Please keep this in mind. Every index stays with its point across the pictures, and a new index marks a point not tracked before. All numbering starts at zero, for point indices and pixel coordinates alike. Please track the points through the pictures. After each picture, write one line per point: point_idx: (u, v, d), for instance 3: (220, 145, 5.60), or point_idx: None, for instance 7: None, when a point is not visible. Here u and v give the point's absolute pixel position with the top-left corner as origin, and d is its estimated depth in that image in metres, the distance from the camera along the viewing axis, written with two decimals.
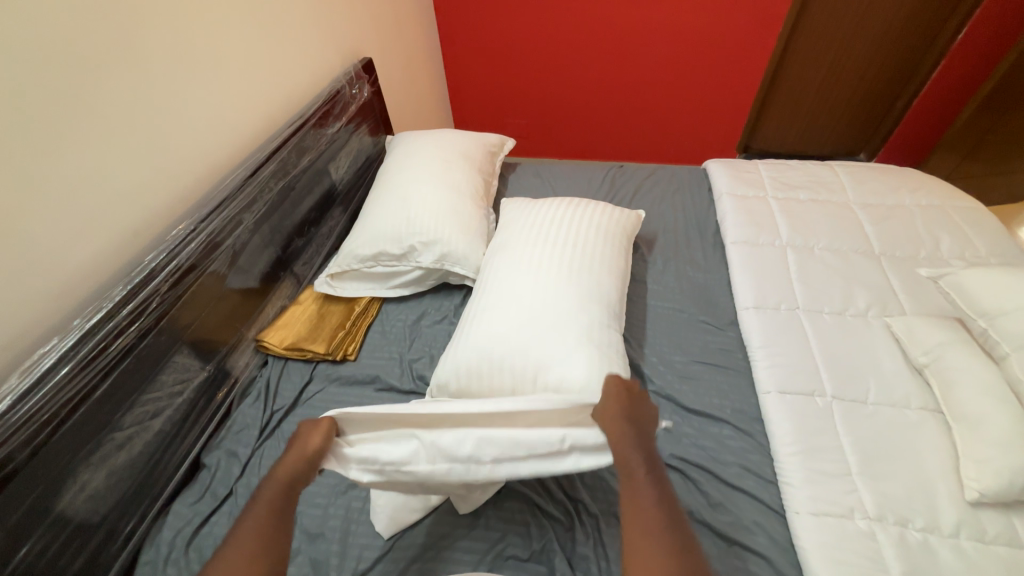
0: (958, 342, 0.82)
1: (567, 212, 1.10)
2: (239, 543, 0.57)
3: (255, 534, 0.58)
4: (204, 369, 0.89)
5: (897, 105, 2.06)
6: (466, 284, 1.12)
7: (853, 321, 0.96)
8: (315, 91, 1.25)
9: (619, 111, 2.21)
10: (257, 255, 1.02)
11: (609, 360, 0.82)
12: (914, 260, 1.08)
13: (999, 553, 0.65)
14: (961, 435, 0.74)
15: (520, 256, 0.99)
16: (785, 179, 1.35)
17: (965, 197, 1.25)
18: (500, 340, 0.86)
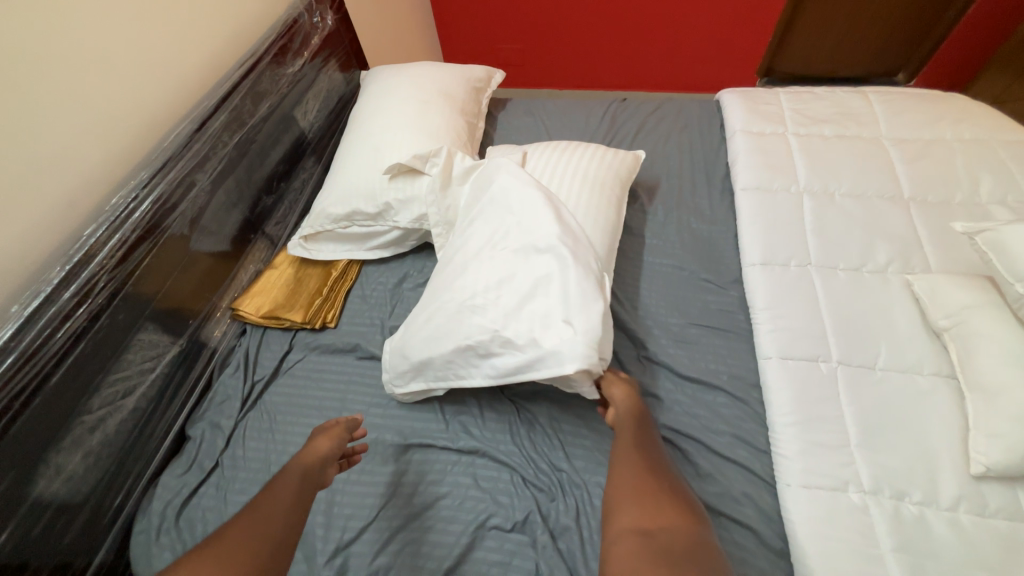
0: (985, 305, 0.74)
1: (557, 162, 0.99)
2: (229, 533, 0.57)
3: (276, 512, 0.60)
4: (175, 343, 0.85)
5: (949, 15, 1.78)
6: None
7: (869, 278, 0.88)
8: (269, 21, 1.09)
9: (627, 31, 1.95)
10: (221, 217, 0.94)
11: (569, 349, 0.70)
12: (947, 205, 0.97)
13: (997, 528, 0.63)
14: (976, 405, 0.69)
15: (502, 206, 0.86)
16: (808, 112, 1.19)
17: (1016, 128, 1.09)
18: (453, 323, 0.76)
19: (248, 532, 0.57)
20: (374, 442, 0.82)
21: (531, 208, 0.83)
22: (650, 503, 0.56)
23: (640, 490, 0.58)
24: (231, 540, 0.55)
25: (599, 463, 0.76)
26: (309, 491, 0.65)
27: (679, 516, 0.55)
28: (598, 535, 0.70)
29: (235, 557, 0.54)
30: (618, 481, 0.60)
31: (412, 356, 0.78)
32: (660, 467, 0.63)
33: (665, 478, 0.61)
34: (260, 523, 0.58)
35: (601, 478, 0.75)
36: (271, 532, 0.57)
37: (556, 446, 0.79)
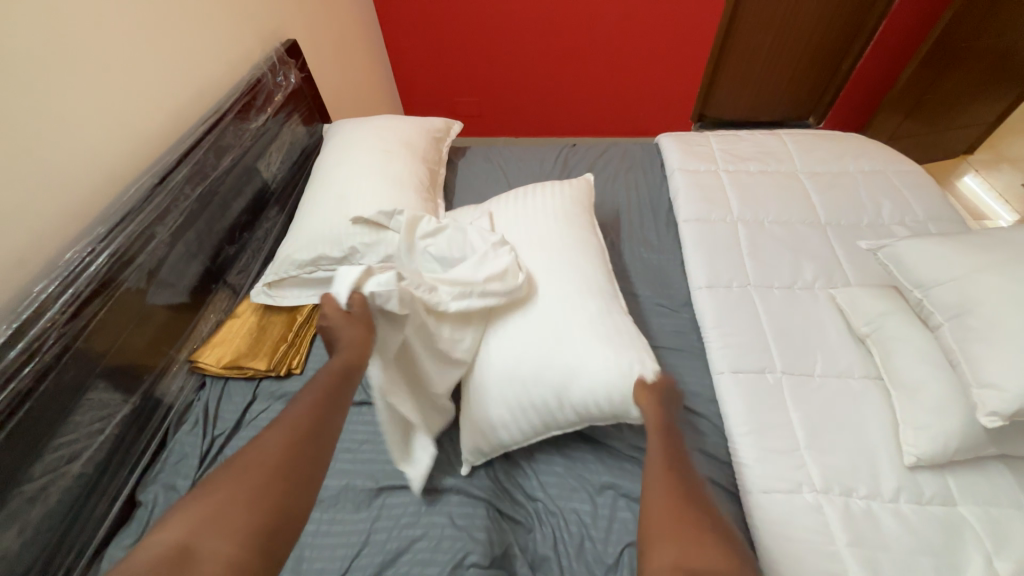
0: (897, 311, 0.84)
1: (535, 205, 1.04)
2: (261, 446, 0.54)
3: (310, 405, 0.59)
4: (128, 401, 0.82)
5: (843, 68, 2.08)
6: None
7: (800, 294, 0.97)
8: (232, 81, 1.13)
9: (573, 85, 2.14)
10: (180, 269, 0.93)
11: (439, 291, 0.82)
12: (858, 228, 1.11)
13: (934, 514, 0.69)
14: (900, 402, 0.76)
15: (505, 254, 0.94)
16: (735, 151, 1.34)
17: (905, 160, 1.28)
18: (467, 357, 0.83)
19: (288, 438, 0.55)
20: (345, 487, 0.80)
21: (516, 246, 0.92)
22: (686, 540, 0.52)
23: (680, 527, 0.54)
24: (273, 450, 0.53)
25: (572, 490, 0.78)
26: (343, 387, 0.64)
27: (722, 560, 0.51)
28: (576, 561, 0.70)
29: (280, 471, 0.52)
30: (655, 517, 0.56)
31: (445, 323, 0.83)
32: (700, 499, 0.58)
33: (709, 515, 0.55)
34: (302, 432, 0.56)
35: (575, 503, 0.76)
36: (314, 437, 0.56)
37: (530, 476, 0.80)
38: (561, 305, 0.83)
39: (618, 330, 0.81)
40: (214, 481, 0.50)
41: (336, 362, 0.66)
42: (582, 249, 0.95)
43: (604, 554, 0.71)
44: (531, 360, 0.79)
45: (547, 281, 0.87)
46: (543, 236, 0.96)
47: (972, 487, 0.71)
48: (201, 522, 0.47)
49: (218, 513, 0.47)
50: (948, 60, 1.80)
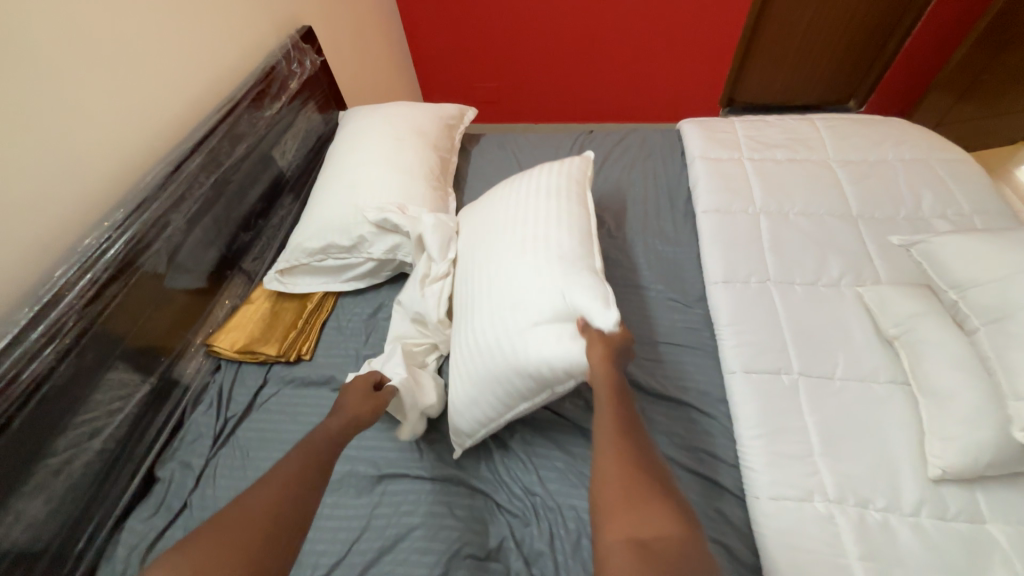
0: (932, 313, 0.78)
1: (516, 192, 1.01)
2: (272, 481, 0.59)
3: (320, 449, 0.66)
4: (146, 382, 0.85)
5: (889, 47, 1.93)
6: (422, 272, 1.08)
7: (825, 291, 0.92)
8: (247, 69, 1.14)
9: (595, 69, 2.07)
10: (196, 255, 0.96)
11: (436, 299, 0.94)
12: (893, 221, 1.03)
13: (959, 531, 0.65)
14: (927, 411, 0.71)
15: (470, 260, 0.90)
16: (762, 138, 1.27)
17: (952, 148, 1.18)
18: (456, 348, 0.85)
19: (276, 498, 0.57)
20: (348, 473, 0.81)
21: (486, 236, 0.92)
22: (641, 515, 0.51)
23: (624, 496, 0.53)
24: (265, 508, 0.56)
25: (571, 486, 0.76)
26: (333, 451, 0.67)
27: (666, 524, 0.51)
28: (571, 558, 0.70)
29: (271, 529, 0.55)
30: (606, 497, 0.54)
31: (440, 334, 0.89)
32: (646, 466, 0.56)
33: (658, 485, 0.54)
34: (311, 471, 0.62)
35: (574, 500, 0.75)
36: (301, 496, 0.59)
37: (529, 470, 0.79)
38: (517, 283, 0.79)
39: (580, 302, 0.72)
40: (205, 535, 0.53)
41: (344, 417, 0.72)
42: (557, 223, 0.87)
43: None
44: (494, 337, 0.77)
45: (508, 266, 0.82)
46: (502, 223, 0.91)
47: (1005, 504, 0.66)
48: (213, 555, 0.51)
49: (215, 563, 0.51)
50: (1011, 36, 1.63)
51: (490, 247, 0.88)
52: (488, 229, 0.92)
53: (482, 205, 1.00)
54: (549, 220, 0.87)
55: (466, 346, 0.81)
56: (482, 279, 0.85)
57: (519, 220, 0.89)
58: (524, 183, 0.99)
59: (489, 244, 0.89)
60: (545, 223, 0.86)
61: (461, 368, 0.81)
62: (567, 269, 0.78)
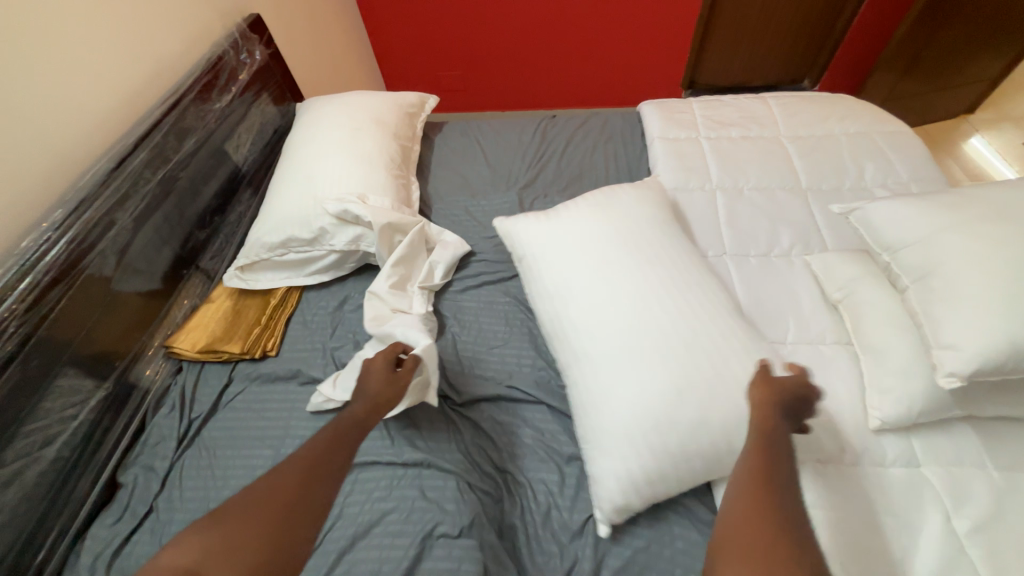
0: (869, 276, 0.83)
1: (598, 212, 0.94)
2: (290, 463, 0.61)
3: (341, 429, 0.66)
4: (101, 386, 0.83)
5: (837, 27, 2.01)
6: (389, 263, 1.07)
7: (776, 262, 0.96)
8: (191, 60, 1.10)
9: (557, 54, 2.07)
10: (148, 255, 0.93)
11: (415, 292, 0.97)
12: (839, 192, 1.08)
13: (897, 475, 0.70)
14: (867, 366, 0.76)
15: (604, 299, 0.80)
16: (717, 117, 1.30)
17: (892, 121, 1.24)
18: (580, 410, 0.77)
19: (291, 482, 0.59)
20: None
21: (583, 270, 0.85)
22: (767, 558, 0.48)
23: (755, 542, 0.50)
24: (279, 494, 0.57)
25: (540, 461, 0.79)
26: (357, 433, 0.67)
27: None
28: (542, 529, 0.72)
29: (282, 517, 0.56)
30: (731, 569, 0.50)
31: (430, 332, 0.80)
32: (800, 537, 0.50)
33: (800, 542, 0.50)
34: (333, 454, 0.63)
35: (543, 474, 0.77)
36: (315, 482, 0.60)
37: (500, 449, 0.81)
38: (692, 338, 0.74)
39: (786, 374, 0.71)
40: (225, 511, 0.56)
41: (369, 399, 0.71)
42: (689, 268, 0.85)
43: (570, 521, 0.72)
44: (646, 377, 0.72)
45: (663, 319, 0.76)
46: (625, 255, 0.85)
47: (936, 448, 0.71)
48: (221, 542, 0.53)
49: (228, 542, 0.53)
50: (946, 12, 1.71)
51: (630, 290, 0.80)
52: (599, 265, 0.84)
53: (573, 235, 0.90)
54: (686, 266, 0.85)
55: (635, 403, 0.71)
56: (603, 319, 0.79)
57: (649, 264, 0.84)
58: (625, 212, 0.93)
59: (619, 287, 0.81)
60: (671, 269, 0.84)
61: (611, 420, 0.72)
62: (750, 344, 0.76)
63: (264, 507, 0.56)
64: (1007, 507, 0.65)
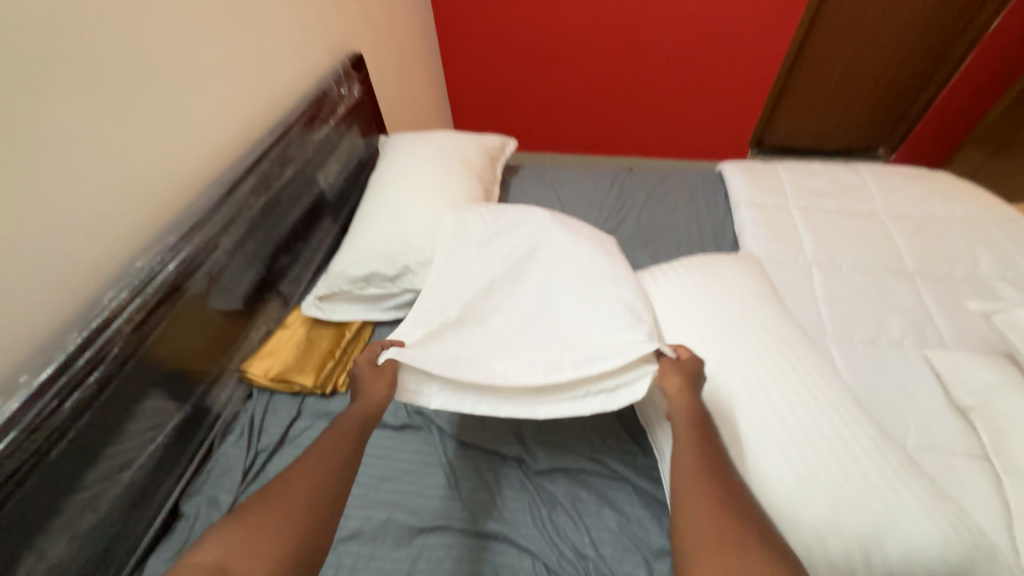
0: (1009, 384, 0.74)
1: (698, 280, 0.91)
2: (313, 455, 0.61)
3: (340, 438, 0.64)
4: (180, 410, 0.82)
5: (921, 99, 1.96)
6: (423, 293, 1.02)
7: (886, 351, 0.89)
8: (299, 92, 1.15)
9: (627, 105, 2.09)
10: (239, 276, 0.94)
11: None
12: (951, 279, 1.00)
13: None
14: (1015, 491, 0.66)
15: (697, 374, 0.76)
16: (808, 186, 1.26)
17: (1003, 207, 1.16)
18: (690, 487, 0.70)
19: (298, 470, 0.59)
20: (384, 521, 0.76)
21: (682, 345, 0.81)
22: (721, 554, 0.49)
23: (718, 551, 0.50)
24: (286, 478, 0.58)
25: (624, 550, 0.72)
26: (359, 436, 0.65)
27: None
28: None
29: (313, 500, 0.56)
30: (689, 515, 0.54)
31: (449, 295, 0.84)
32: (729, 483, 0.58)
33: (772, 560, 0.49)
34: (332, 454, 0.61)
35: (626, 566, 0.70)
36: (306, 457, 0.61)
37: (581, 531, 0.74)
38: (808, 425, 0.69)
39: (917, 481, 0.64)
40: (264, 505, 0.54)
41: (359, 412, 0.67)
42: (779, 342, 0.80)
43: None
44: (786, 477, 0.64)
45: (761, 399, 0.72)
46: (727, 327, 0.81)
47: None
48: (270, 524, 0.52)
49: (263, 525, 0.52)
50: None
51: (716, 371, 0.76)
52: (702, 337, 0.80)
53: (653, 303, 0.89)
54: (781, 342, 0.80)
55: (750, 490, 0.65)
56: (719, 398, 0.73)
57: (736, 338, 0.80)
58: (704, 281, 0.90)
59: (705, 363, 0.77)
60: (764, 343, 0.79)
61: None
62: (881, 442, 0.69)
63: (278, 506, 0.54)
64: None
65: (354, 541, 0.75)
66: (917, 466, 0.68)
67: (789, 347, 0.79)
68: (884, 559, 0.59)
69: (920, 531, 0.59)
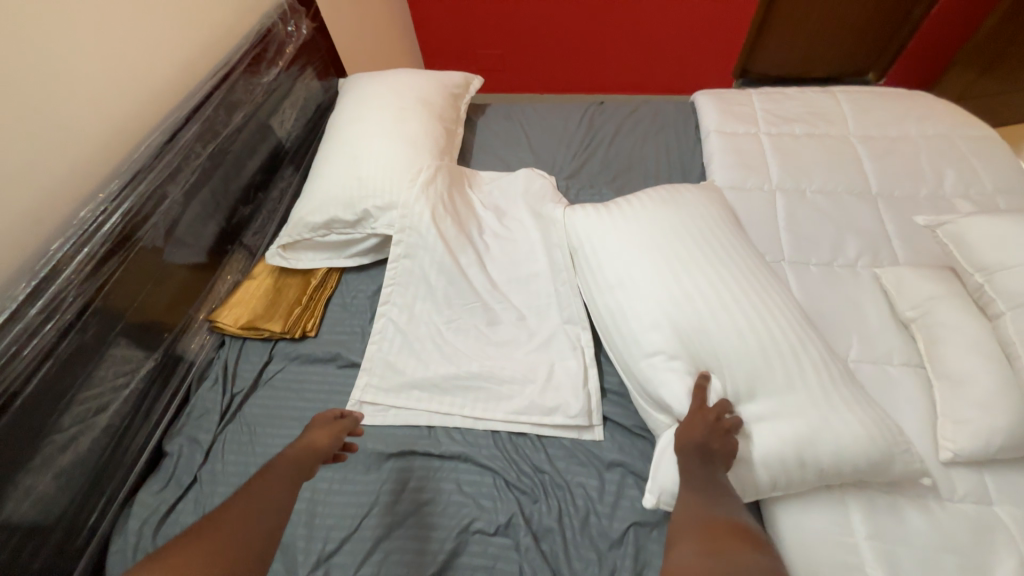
0: (950, 295, 0.76)
1: (663, 211, 0.90)
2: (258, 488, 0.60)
3: (286, 475, 0.63)
4: (149, 357, 0.84)
5: (914, 15, 1.84)
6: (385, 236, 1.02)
7: (840, 272, 0.90)
8: (242, 30, 1.08)
9: (604, 35, 1.98)
10: (197, 229, 0.94)
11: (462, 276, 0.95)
12: (913, 199, 1.00)
13: (967, 513, 0.65)
14: (942, 393, 0.70)
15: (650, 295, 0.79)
16: (779, 111, 1.22)
17: (977, 124, 1.13)
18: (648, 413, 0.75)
19: (247, 513, 0.56)
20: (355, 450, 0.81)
21: (646, 273, 0.82)
22: None
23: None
24: (225, 529, 0.53)
25: (579, 465, 0.77)
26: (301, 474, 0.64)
27: None
28: (579, 534, 0.71)
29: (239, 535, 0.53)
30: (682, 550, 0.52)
31: (403, 300, 0.95)
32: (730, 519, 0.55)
33: None
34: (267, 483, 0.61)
35: (580, 479, 0.76)
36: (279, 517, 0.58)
37: (538, 449, 0.80)
38: (761, 341, 0.72)
39: (846, 389, 0.69)
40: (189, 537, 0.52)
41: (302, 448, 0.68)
42: (730, 263, 0.82)
43: (608, 529, 0.71)
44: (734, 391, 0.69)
45: (714, 315, 0.74)
46: (687, 256, 0.82)
47: (1012, 487, 0.66)
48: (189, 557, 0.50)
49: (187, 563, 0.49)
50: None
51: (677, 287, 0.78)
52: (664, 266, 0.81)
53: (617, 229, 0.89)
54: (735, 265, 0.81)
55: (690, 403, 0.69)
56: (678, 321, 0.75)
57: (693, 262, 0.81)
58: (669, 207, 0.91)
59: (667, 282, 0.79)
60: (718, 264, 0.81)
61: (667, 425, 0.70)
62: (819, 355, 0.72)
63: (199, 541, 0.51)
64: None
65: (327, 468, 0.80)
66: (850, 375, 0.72)
67: (741, 267, 0.81)
68: (814, 458, 0.63)
69: (845, 430, 0.64)
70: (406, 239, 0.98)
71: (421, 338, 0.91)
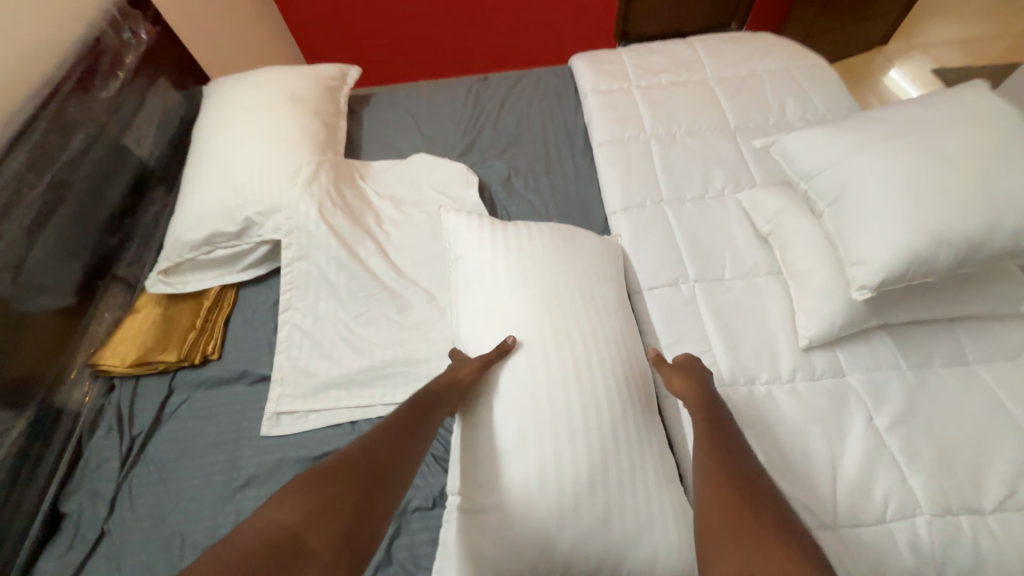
0: (793, 206, 0.87)
1: (542, 249, 0.83)
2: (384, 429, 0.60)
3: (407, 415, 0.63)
4: (20, 415, 0.77)
5: None
6: (275, 241, 0.98)
7: (711, 203, 0.99)
8: (67, 42, 0.98)
9: (484, 11, 1.97)
10: (51, 267, 0.85)
11: (364, 267, 0.94)
12: (764, 129, 1.12)
13: (826, 386, 0.75)
14: (796, 290, 0.80)
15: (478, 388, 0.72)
16: (646, 65, 1.30)
17: (809, 55, 1.27)
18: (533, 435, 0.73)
19: (377, 464, 0.55)
20: (277, 462, 0.79)
21: (512, 309, 0.76)
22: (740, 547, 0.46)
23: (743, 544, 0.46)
24: (352, 476, 0.52)
25: None
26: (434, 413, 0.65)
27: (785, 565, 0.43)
28: None
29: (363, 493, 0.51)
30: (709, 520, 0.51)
31: (306, 303, 0.93)
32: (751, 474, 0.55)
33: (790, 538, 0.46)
34: (391, 434, 0.59)
35: None
36: (388, 482, 0.54)
37: None
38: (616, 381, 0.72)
39: None
40: (314, 480, 0.50)
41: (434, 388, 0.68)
42: (580, 313, 0.76)
43: None
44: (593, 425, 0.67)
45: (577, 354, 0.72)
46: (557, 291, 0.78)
47: (859, 356, 0.77)
48: (310, 512, 0.47)
49: (318, 513, 0.47)
50: None
51: (505, 360, 0.72)
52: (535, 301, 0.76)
53: (481, 253, 0.83)
54: (585, 276, 0.81)
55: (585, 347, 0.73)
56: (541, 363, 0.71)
57: (562, 299, 0.77)
58: (534, 248, 0.82)
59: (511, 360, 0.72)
60: (574, 294, 0.78)
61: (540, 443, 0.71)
62: None
63: (303, 503, 0.48)
64: (921, 401, 0.72)
65: (251, 486, 0.77)
66: None
67: (585, 290, 0.79)
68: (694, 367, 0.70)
69: None
70: (297, 241, 0.95)
71: (329, 336, 0.90)
